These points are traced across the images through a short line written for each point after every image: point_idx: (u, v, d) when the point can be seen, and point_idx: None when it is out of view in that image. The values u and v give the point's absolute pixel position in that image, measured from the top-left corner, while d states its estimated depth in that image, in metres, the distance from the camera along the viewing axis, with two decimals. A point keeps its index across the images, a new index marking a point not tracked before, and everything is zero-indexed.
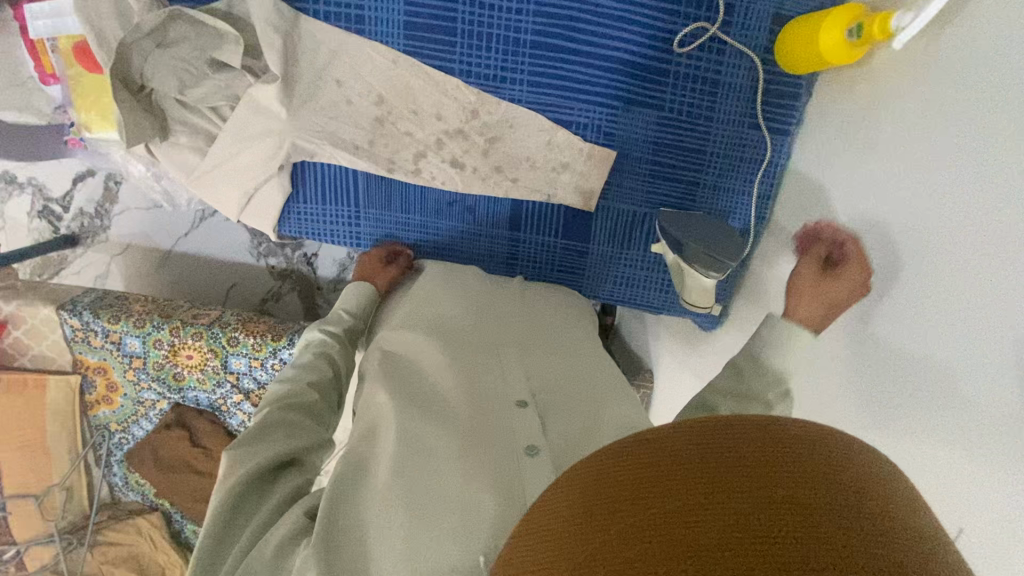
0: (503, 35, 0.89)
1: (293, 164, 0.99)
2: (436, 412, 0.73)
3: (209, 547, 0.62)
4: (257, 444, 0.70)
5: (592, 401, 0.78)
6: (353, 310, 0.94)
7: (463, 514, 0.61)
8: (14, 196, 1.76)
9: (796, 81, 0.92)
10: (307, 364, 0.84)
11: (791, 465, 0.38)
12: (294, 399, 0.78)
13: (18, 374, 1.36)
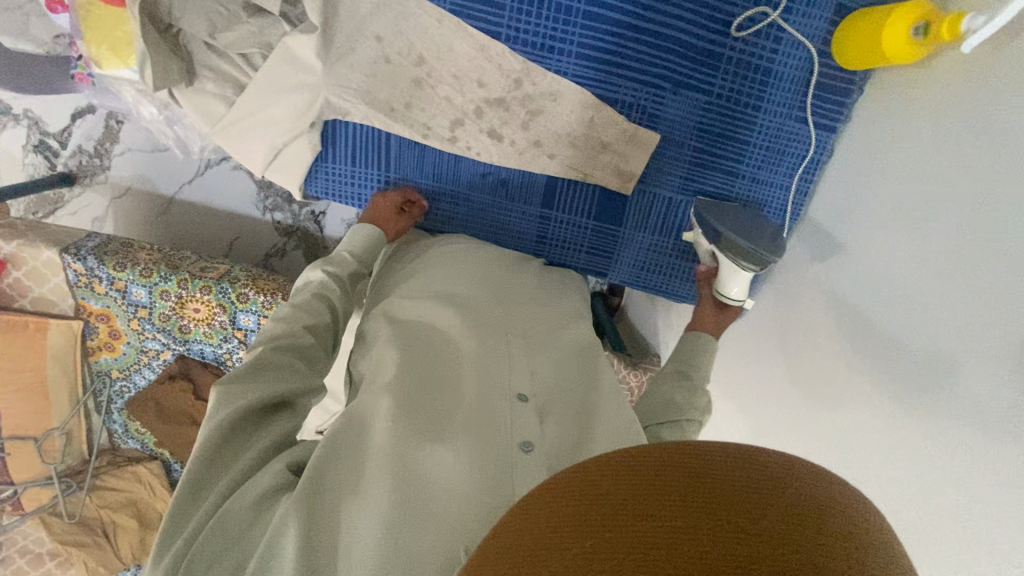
0: (555, 2, 0.86)
1: (325, 121, 0.94)
2: (435, 393, 0.72)
3: (185, 492, 0.60)
4: (250, 381, 0.69)
5: (588, 398, 0.79)
6: (357, 252, 0.90)
7: (449, 502, 0.61)
8: (9, 127, 1.68)
9: (850, 77, 0.89)
10: (306, 303, 0.80)
11: (811, 493, 0.34)
12: (290, 341, 0.75)
13: (17, 316, 1.31)
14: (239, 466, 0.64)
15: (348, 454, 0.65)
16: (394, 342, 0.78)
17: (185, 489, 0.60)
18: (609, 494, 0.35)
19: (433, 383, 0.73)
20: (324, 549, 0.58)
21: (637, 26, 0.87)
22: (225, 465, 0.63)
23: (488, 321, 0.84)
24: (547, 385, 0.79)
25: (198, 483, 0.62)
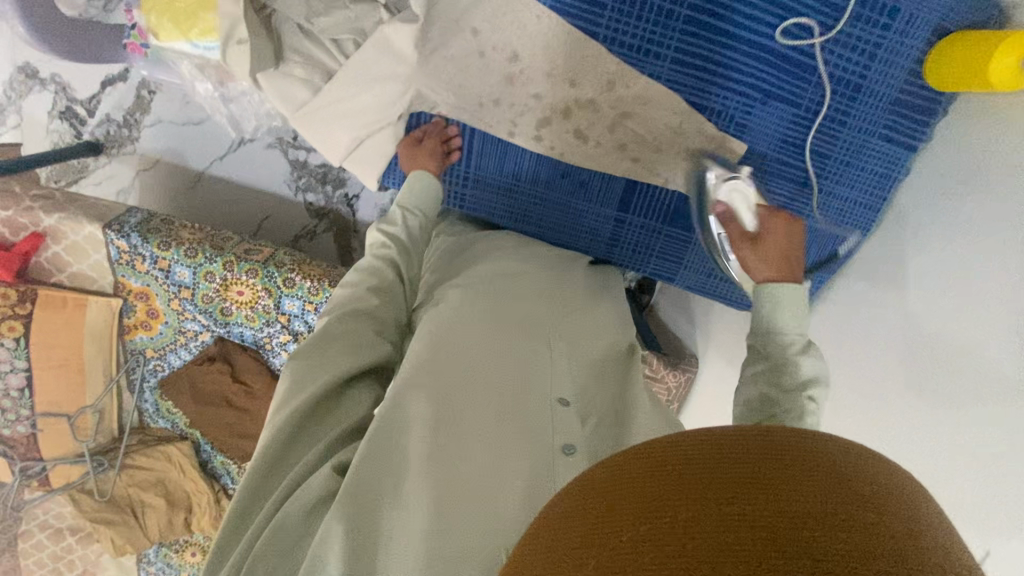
0: (657, 4, 0.84)
1: (411, 114, 0.94)
2: (475, 392, 0.70)
3: (249, 490, 0.63)
4: (317, 358, 0.70)
5: (626, 401, 0.78)
6: (419, 212, 0.88)
7: (489, 505, 0.61)
8: (36, 91, 1.62)
9: (937, 97, 0.90)
10: (370, 267, 0.81)
11: (869, 493, 0.33)
12: (356, 308, 0.76)
13: (57, 292, 1.29)
14: (299, 467, 0.65)
15: (387, 453, 0.64)
16: (434, 333, 0.76)
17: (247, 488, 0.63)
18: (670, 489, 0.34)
19: (473, 382, 0.71)
20: (367, 551, 0.58)
21: (735, 34, 0.87)
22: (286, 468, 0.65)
23: (524, 319, 0.82)
24: (586, 386, 0.77)
25: (261, 484, 0.64)
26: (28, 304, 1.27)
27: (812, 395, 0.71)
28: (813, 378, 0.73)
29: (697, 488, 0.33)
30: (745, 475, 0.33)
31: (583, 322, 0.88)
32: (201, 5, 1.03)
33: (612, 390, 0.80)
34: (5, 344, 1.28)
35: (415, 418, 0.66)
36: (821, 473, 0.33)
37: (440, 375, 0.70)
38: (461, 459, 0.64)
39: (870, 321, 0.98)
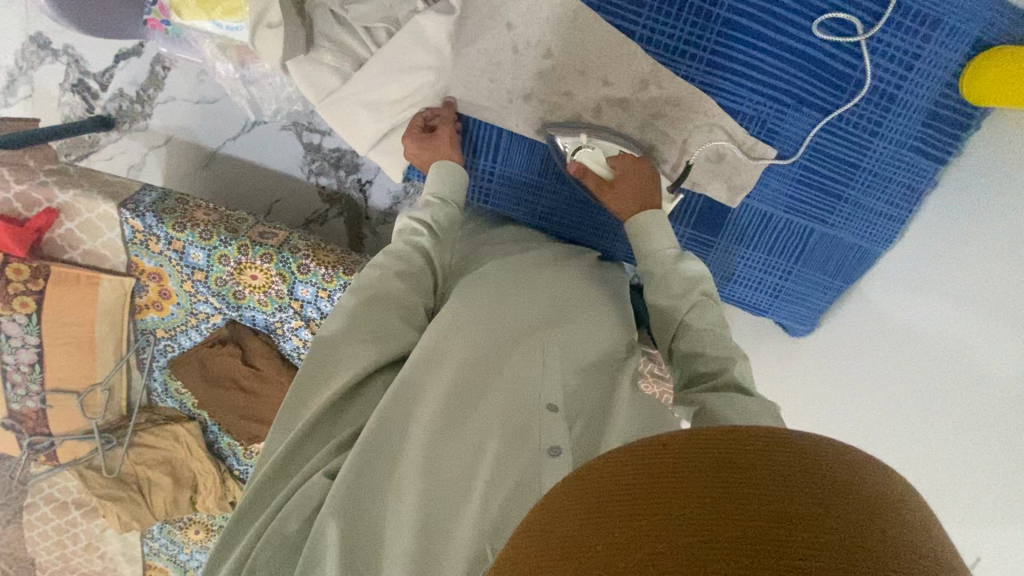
0: (696, 4, 0.83)
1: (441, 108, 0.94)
2: (467, 391, 0.67)
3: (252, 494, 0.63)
4: (348, 344, 0.67)
5: (611, 397, 0.72)
6: (446, 198, 0.85)
7: (472, 506, 0.59)
8: (47, 62, 1.58)
9: (971, 111, 0.89)
10: (398, 251, 0.77)
11: (847, 505, 0.32)
12: (383, 293, 0.72)
13: (70, 269, 1.28)
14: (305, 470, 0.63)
15: (377, 452, 0.62)
16: (443, 323, 0.74)
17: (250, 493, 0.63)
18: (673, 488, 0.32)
19: (463, 380, 0.68)
20: (359, 553, 0.58)
21: (773, 38, 0.85)
22: (293, 471, 0.64)
23: (522, 317, 0.78)
24: (581, 384, 0.72)
25: (267, 483, 0.63)
26: (40, 280, 1.26)
27: (706, 291, 0.75)
28: (699, 274, 0.76)
29: (670, 498, 0.32)
30: (710, 484, 0.32)
31: (581, 313, 0.82)
32: None
33: (604, 386, 0.74)
34: (17, 319, 1.28)
35: (419, 416, 0.65)
36: (793, 487, 0.32)
37: (446, 370, 0.68)
38: (450, 462, 0.62)
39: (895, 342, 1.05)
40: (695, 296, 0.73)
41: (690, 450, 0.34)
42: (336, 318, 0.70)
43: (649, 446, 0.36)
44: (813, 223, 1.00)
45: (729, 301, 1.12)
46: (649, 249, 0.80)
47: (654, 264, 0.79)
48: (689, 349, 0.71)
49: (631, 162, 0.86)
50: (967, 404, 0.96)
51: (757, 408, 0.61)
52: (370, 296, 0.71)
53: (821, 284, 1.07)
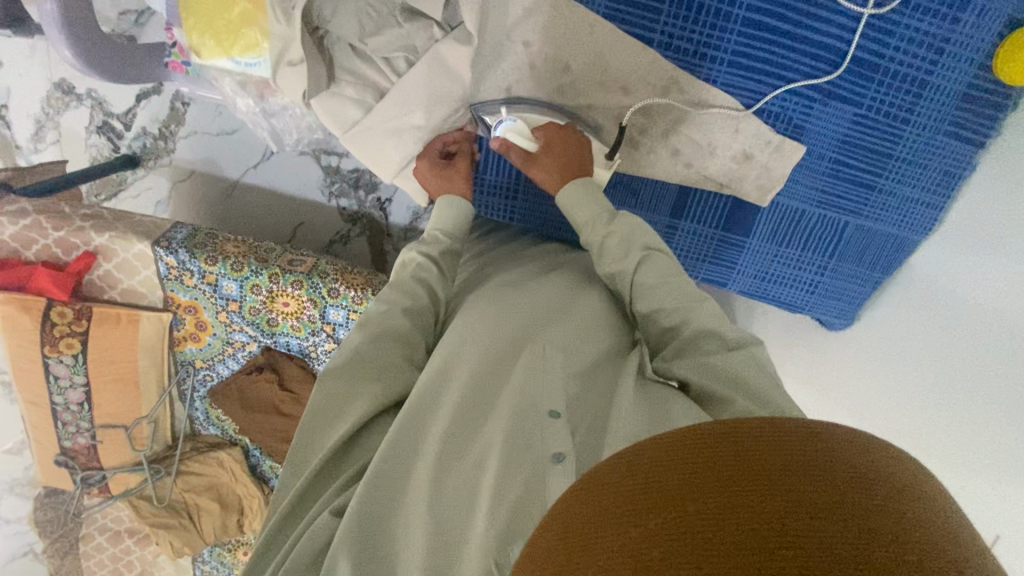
0: (713, 7, 0.82)
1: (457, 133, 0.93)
2: (472, 406, 0.67)
3: (269, 535, 0.64)
4: (353, 385, 0.69)
5: (614, 401, 0.68)
6: (450, 231, 0.85)
7: (478, 520, 0.57)
8: (71, 107, 1.62)
9: (1006, 91, 0.86)
10: (402, 285, 0.79)
11: (842, 498, 0.32)
12: (389, 327, 0.74)
13: (111, 309, 1.32)
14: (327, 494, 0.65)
15: (383, 475, 0.62)
16: (459, 338, 0.75)
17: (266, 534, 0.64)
18: (675, 487, 0.34)
19: (473, 390, 0.68)
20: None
21: (796, 34, 0.84)
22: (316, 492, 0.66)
23: (519, 326, 0.76)
24: (584, 389, 0.69)
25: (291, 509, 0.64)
26: (84, 322, 1.30)
27: (648, 245, 0.76)
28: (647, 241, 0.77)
29: (674, 500, 0.33)
30: (689, 491, 0.33)
31: (577, 313, 0.80)
32: (241, 21, 1.05)
33: (607, 390, 0.70)
34: (65, 360, 1.32)
35: (432, 429, 0.65)
36: (777, 482, 0.33)
37: (461, 381, 0.69)
38: (457, 477, 0.62)
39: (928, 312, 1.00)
40: (639, 254, 0.76)
41: (674, 462, 0.35)
42: (341, 353, 0.71)
43: (651, 455, 0.36)
44: (848, 216, 0.98)
45: (760, 298, 1.10)
46: (579, 222, 0.80)
47: (589, 233, 0.79)
48: (648, 309, 0.74)
49: (556, 129, 0.83)
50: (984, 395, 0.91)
51: (720, 346, 0.70)
52: (375, 330, 0.73)
53: (855, 277, 1.05)
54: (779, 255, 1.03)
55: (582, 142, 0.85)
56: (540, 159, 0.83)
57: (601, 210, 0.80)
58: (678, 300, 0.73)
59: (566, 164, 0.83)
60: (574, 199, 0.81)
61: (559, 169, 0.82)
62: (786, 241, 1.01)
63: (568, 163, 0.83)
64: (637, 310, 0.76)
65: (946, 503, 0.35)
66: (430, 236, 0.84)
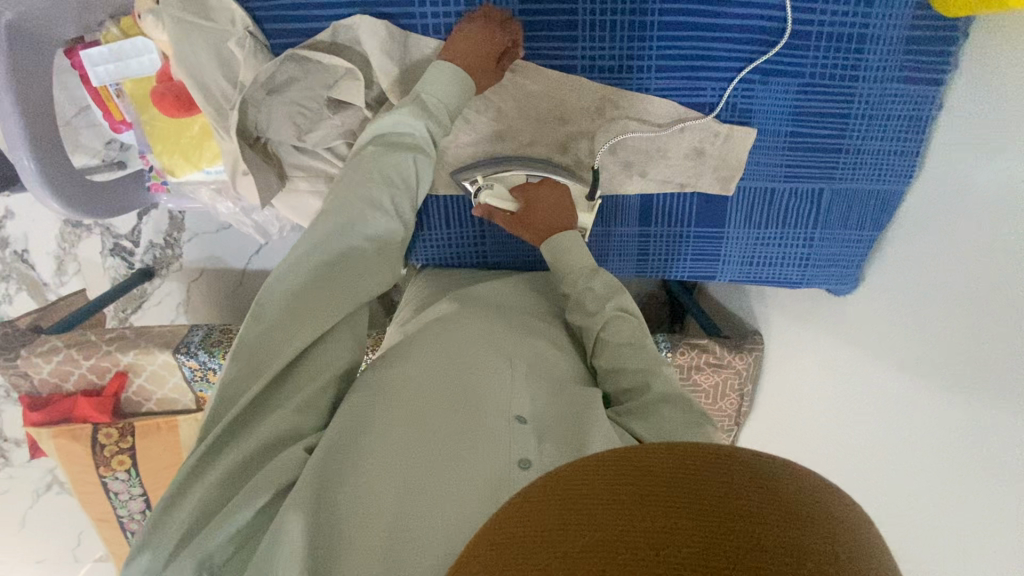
0: (627, 20, 0.82)
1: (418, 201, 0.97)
2: (443, 401, 0.67)
3: (207, 448, 0.58)
4: (326, 272, 0.66)
5: (585, 411, 0.70)
6: (441, 98, 0.78)
7: (444, 508, 0.56)
8: (83, 238, 1.74)
9: (953, 23, 0.82)
10: (382, 156, 0.75)
11: (745, 506, 0.36)
12: (367, 203, 0.71)
13: (151, 419, 1.41)
14: (274, 423, 0.61)
15: (343, 449, 0.61)
16: (429, 345, 0.76)
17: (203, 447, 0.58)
18: (585, 502, 0.37)
19: (444, 389, 0.69)
20: (321, 543, 0.54)
21: (719, 22, 0.83)
22: (257, 420, 0.61)
23: (485, 338, 0.79)
24: (552, 401, 0.72)
25: (228, 432, 0.59)
26: (129, 437, 1.39)
27: (619, 305, 0.80)
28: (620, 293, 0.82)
29: (578, 516, 0.37)
30: (621, 498, 0.37)
31: (538, 337, 0.84)
32: (203, 136, 1.16)
33: (579, 401, 0.72)
34: (120, 476, 1.41)
35: (403, 418, 0.64)
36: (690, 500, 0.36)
37: (432, 381, 0.70)
38: (427, 463, 0.60)
39: (909, 246, 0.95)
40: (610, 312, 0.80)
41: (593, 481, 0.39)
42: (309, 237, 0.67)
43: (569, 475, 0.40)
44: (821, 183, 0.95)
45: (754, 282, 1.08)
46: (567, 267, 0.85)
47: (570, 286, 0.84)
48: (613, 367, 0.78)
49: (532, 188, 0.87)
50: (962, 348, 0.81)
51: (679, 420, 0.71)
52: (347, 212, 0.69)
53: (846, 240, 1.01)
54: (756, 230, 1.01)
55: (561, 192, 0.89)
56: (522, 215, 0.88)
57: (585, 261, 0.85)
58: (641, 362, 0.76)
59: (547, 214, 0.87)
60: (566, 243, 0.86)
61: (542, 219, 0.87)
62: (755, 221, 0.99)
63: (548, 211, 0.87)
64: (602, 367, 0.79)
65: (853, 533, 0.37)
66: (413, 99, 0.78)
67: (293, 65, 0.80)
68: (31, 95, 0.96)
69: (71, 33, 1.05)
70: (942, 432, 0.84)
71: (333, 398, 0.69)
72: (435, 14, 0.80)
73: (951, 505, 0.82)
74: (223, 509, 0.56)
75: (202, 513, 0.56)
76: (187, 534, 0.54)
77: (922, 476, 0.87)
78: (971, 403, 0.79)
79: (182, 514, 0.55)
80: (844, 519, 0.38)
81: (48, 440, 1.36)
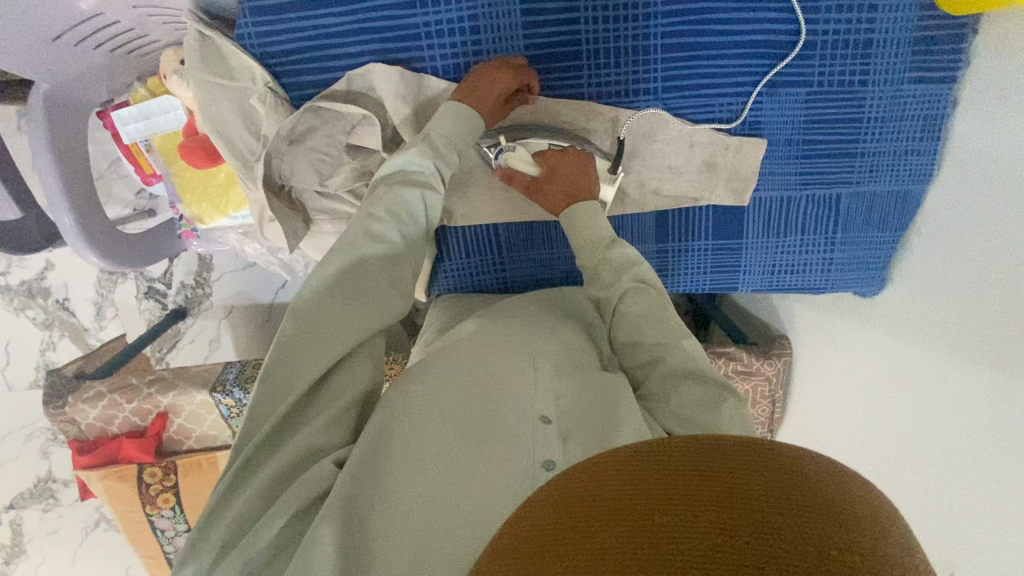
0: (630, 46, 0.84)
1: (437, 231, 1.00)
2: (465, 410, 0.69)
3: (237, 469, 0.61)
4: (341, 303, 0.67)
5: (609, 410, 0.71)
6: (450, 136, 0.80)
7: (471, 512, 0.60)
8: (120, 283, 1.81)
9: (962, 21, 0.82)
10: (392, 194, 0.76)
11: (754, 488, 0.37)
12: (374, 237, 0.73)
13: (192, 457, 1.45)
14: (300, 444, 0.63)
15: (370, 461, 0.64)
16: (450, 358, 0.78)
17: (233, 469, 0.61)
18: (608, 497, 0.39)
19: (464, 398, 0.71)
20: (352, 553, 0.56)
21: (722, 41, 0.84)
22: (284, 443, 0.63)
23: (503, 345, 0.80)
24: (579, 401, 0.74)
25: (255, 456, 0.62)
26: (172, 475, 1.43)
27: (637, 276, 0.78)
28: (631, 261, 0.80)
29: (599, 515, 0.38)
30: (642, 492, 0.38)
31: (554, 338, 0.84)
32: (228, 183, 1.20)
33: (603, 398, 0.74)
34: (165, 513, 1.45)
35: (427, 430, 0.67)
36: (692, 484, 0.38)
37: (453, 392, 0.72)
38: (453, 471, 0.63)
39: (935, 246, 0.93)
40: (627, 284, 0.78)
41: (615, 480, 0.40)
42: (321, 273, 0.69)
43: (595, 474, 0.41)
44: (838, 187, 0.95)
45: (778, 290, 1.07)
46: (579, 242, 0.83)
47: (586, 257, 0.82)
48: (630, 341, 0.78)
49: (555, 156, 0.84)
50: (994, 349, 0.79)
51: (699, 394, 0.72)
52: (354, 246, 0.71)
53: (869, 241, 1.00)
54: (774, 235, 1.00)
55: (583, 161, 0.86)
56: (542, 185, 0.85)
57: (603, 233, 0.82)
58: (659, 336, 0.75)
59: (568, 189, 0.85)
60: (579, 216, 0.83)
61: (558, 199, 0.85)
62: (772, 228, 0.99)
63: (569, 186, 0.85)
64: (620, 339, 0.79)
65: (873, 526, 0.37)
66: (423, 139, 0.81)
67: (312, 116, 0.84)
68: (67, 157, 1.02)
69: (103, 97, 1.12)
70: (985, 437, 0.81)
71: (357, 416, 0.71)
72: (444, 56, 0.83)
73: (998, 512, 0.79)
74: (255, 527, 0.58)
75: (237, 531, 0.58)
76: (222, 552, 0.57)
77: (967, 480, 0.84)
78: (1012, 405, 0.76)
79: (216, 535, 0.58)
80: (863, 510, 0.38)
81: (96, 482, 1.41)
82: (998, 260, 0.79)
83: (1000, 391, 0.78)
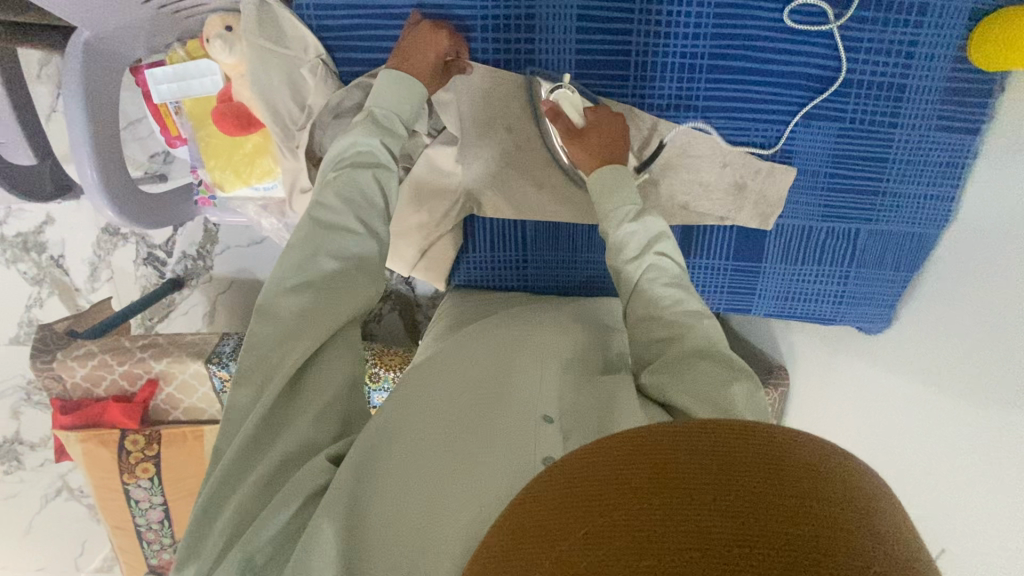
0: (677, 62, 0.87)
1: (465, 220, 1.01)
2: (473, 402, 0.69)
3: (224, 474, 0.61)
4: (312, 301, 0.68)
5: (610, 407, 0.69)
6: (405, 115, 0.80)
7: (474, 499, 0.59)
8: (119, 246, 1.77)
9: (989, 77, 0.86)
10: (346, 177, 0.75)
11: (769, 474, 0.38)
12: (335, 227, 0.72)
13: (178, 428, 1.41)
14: (285, 442, 0.64)
15: (372, 450, 0.65)
16: (463, 353, 0.78)
17: (218, 475, 0.61)
18: (617, 489, 0.38)
19: (472, 391, 0.71)
20: (351, 534, 0.58)
21: (762, 69, 0.87)
22: (269, 444, 0.64)
23: (504, 345, 0.80)
24: (578, 400, 0.71)
25: (242, 457, 0.62)
26: (154, 445, 1.39)
27: (660, 251, 0.78)
28: (657, 234, 0.79)
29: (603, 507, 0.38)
30: (654, 477, 0.38)
31: (546, 337, 0.82)
32: (254, 154, 1.19)
33: (604, 397, 0.71)
34: (142, 483, 1.41)
35: (436, 418, 0.67)
36: (709, 466, 0.38)
37: (462, 385, 0.72)
38: (457, 459, 0.62)
39: (941, 288, 0.96)
40: (649, 257, 0.77)
41: (625, 467, 0.40)
42: (292, 273, 0.70)
43: (611, 461, 0.41)
44: (857, 223, 0.98)
45: (788, 317, 1.09)
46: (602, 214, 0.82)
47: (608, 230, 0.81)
48: (647, 315, 0.74)
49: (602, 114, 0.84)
50: (1001, 391, 0.80)
51: (713, 374, 0.66)
52: (318, 245, 0.71)
53: (881, 279, 1.02)
54: (790, 263, 1.03)
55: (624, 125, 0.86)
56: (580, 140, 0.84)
57: (631, 201, 0.81)
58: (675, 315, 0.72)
59: (606, 147, 0.84)
60: (609, 181, 0.83)
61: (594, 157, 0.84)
62: (789, 255, 1.02)
63: (608, 145, 0.84)
64: (631, 317, 0.76)
65: (889, 525, 0.38)
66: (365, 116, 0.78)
67: (360, 92, 0.84)
68: (97, 107, 1.01)
69: (140, 53, 1.11)
70: (986, 475, 0.82)
71: (344, 408, 0.69)
72: (497, 50, 0.87)
73: (993, 550, 0.81)
74: (253, 523, 0.59)
75: (234, 531, 0.59)
76: (220, 555, 0.59)
77: (965, 518, 0.85)
78: (1016, 447, 0.78)
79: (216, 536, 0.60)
80: (880, 509, 0.39)
81: (76, 444, 1.38)
82: (1006, 305, 0.82)
83: (1003, 431, 0.79)
